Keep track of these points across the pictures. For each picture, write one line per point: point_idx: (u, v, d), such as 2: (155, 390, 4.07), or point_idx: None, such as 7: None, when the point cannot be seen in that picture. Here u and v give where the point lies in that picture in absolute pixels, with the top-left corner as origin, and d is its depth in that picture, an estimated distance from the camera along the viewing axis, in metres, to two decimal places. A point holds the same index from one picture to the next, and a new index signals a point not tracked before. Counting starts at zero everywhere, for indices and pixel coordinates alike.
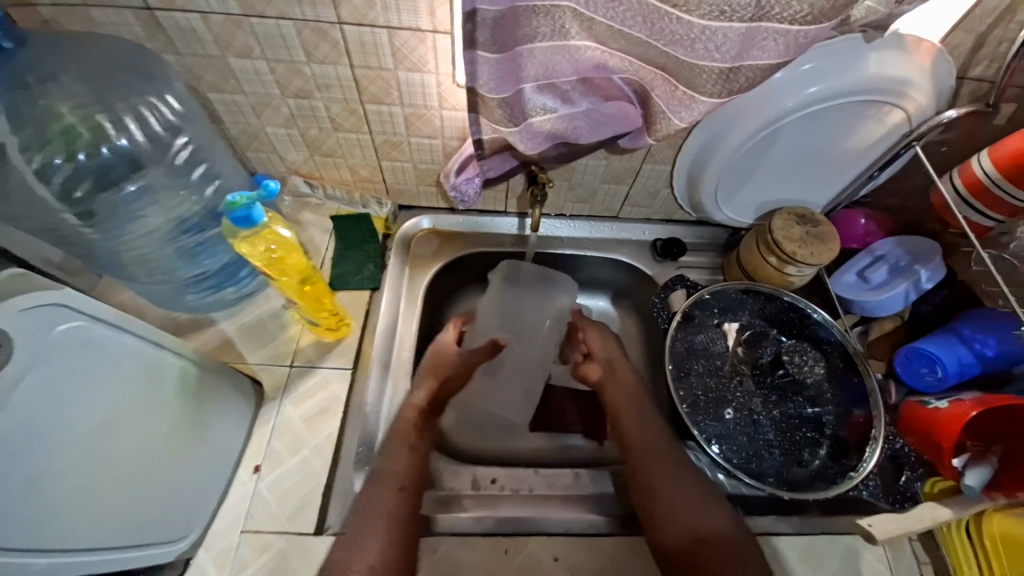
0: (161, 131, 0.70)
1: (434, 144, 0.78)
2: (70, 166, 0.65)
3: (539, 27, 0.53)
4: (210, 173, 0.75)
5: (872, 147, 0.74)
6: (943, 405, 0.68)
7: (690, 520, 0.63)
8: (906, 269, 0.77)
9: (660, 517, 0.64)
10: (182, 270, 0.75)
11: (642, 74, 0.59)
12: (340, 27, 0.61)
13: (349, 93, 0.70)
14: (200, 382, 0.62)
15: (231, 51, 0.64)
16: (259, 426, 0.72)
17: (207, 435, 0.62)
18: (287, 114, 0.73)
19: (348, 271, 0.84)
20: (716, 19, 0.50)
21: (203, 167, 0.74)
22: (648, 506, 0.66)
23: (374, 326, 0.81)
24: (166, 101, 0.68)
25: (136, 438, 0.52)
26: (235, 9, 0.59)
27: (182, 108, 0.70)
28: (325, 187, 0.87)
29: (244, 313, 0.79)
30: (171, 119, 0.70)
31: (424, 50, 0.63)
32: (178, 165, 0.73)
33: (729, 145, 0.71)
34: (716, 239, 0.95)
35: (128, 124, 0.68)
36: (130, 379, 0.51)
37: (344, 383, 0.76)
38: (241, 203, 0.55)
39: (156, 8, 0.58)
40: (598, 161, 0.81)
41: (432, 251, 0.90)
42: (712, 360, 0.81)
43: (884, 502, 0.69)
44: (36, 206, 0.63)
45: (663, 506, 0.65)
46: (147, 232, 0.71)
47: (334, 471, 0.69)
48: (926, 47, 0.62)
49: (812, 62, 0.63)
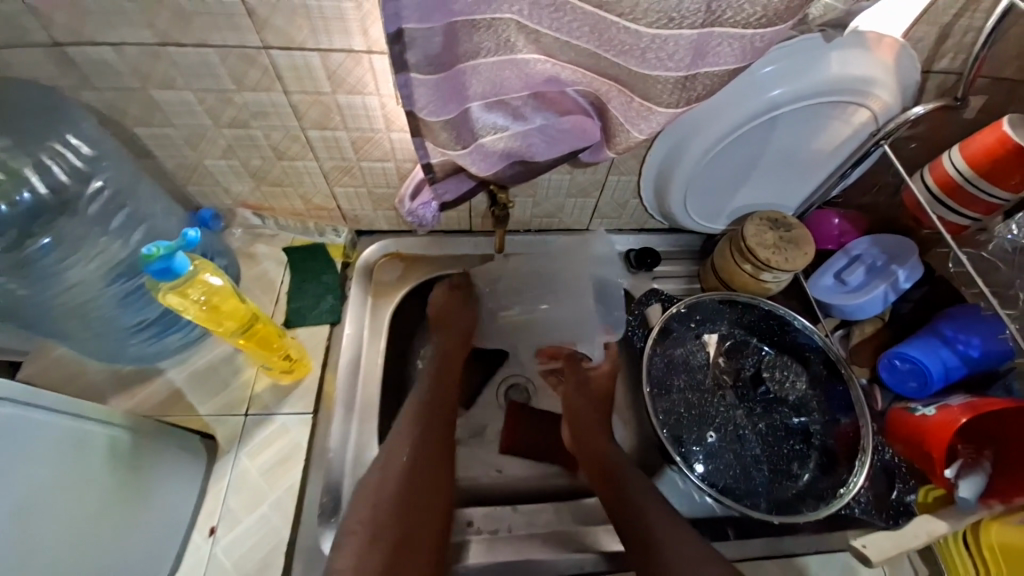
0: (67, 179, 0.64)
1: (387, 167, 0.74)
2: None
3: (481, 42, 0.50)
4: (135, 217, 0.68)
5: (840, 147, 0.71)
6: (931, 411, 0.66)
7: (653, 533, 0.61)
8: (883, 270, 0.75)
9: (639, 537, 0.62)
10: (121, 319, 0.68)
11: (596, 85, 0.55)
12: (267, 52, 0.56)
13: (289, 120, 0.65)
14: (135, 448, 0.56)
15: (152, 83, 0.59)
16: (213, 484, 0.66)
17: (148, 504, 0.57)
18: (225, 145, 0.68)
19: (305, 305, 0.79)
20: (665, 27, 0.47)
21: (124, 214, 0.68)
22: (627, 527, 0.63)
23: (336, 362, 0.76)
24: (72, 145, 0.63)
25: (59, 521, 0.47)
26: (149, 38, 0.54)
27: (93, 151, 0.64)
28: (276, 218, 0.82)
29: (193, 360, 0.73)
30: (79, 164, 0.64)
31: (362, 71, 0.59)
32: (92, 213, 0.66)
33: (694, 152, 0.68)
34: (690, 246, 0.92)
35: (29, 175, 0.62)
36: (48, 458, 0.46)
37: (305, 428, 0.70)
38: (158, 255, 0.52)
39: (63, 43, 0.53)
40: (562, 175, 0.77)
41: (396, 278, 0.85)
42: (693, 374, 0.78)
43: (878, 519, 0.65)
44: None
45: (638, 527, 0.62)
46: (80, 281, 0.65)
47: (296, 527, 0.64)
48: (889, 43, 0.60)
49: (775, 64, 0.59)
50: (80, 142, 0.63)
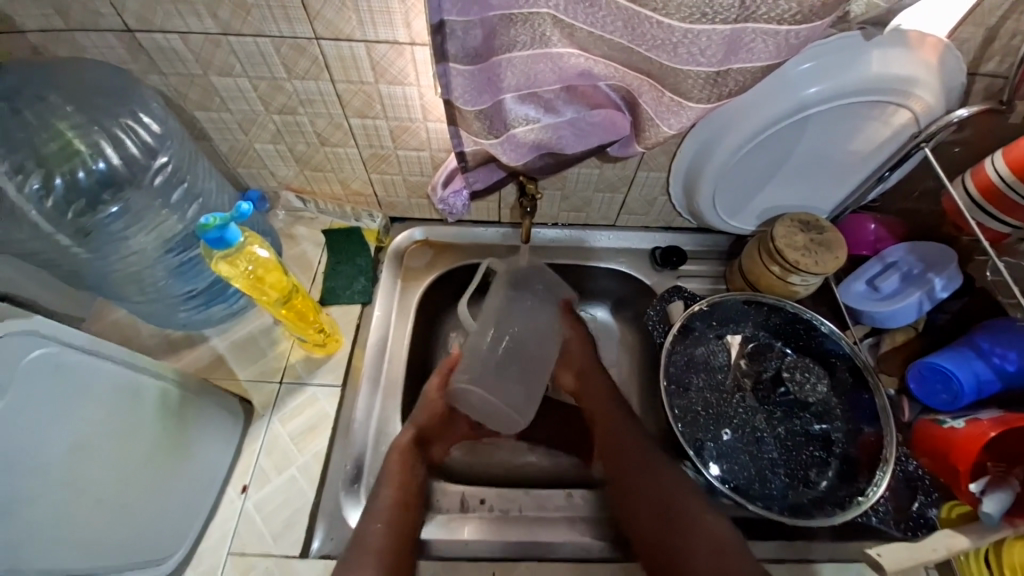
0: (138, 153, 0.70)
1: (422, 156, 0.77)
2: (47, 192, 0.64)
3: (518, 36, 0.52)
4: (191, 192, 0.74)
5: (878, 149, 0.70)
6: (959, 424, 0.64)
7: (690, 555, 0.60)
8: (919, 278, 0.73)
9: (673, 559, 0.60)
10: (173, 287, 0.75)
11: (628, 80, 0.56)
12: (317, 43, 0.60)
13: (333, 108, 0.69)
14: (182, 404, 0.61)
15: (212, 69, 0.64)
16: (247, 445, 0.71)
17: (190, 456, 0.62)
18: (273, 130, 0.73)
19: (339, 284, 0.84)
20: (698, 22, 0.47)
21: (182, 189, 0.73)
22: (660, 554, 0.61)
23: (364, 340, 0.79)
24: (143, 122, 0.68)
25: (114, 461, 0.52)
26: (213, 28, 0.59)
27: (160, 129, 0.69)
28: (316, 202, 0.87)
29: (235, 330, 0.79)
30: (149, 140, 0.69)
31: (404, 62, 0.62)
32: (156, 186, 0.72)
33: (724, 150, 0.68)
34: (718, 246, 0.92)
35: (105, 149, 0.68)
36: (106, 404, 0.51)
37: (333, 400, 0.74)
38: (214, 225, 0.56)
39: (136, 30, 0.59)
40: (591, 170, 0.78)
41: (425, 263, 0.88)
42: (713, 374, 0.78)
43: (895, 530, 0.64)
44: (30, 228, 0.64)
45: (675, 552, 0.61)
46: (138, 250, 0.71)
47: (320, 490, 0.68)
48: (932, 43, 0.59)
49: (810, 61, 0.59)
50: (151, 120, 0.68)
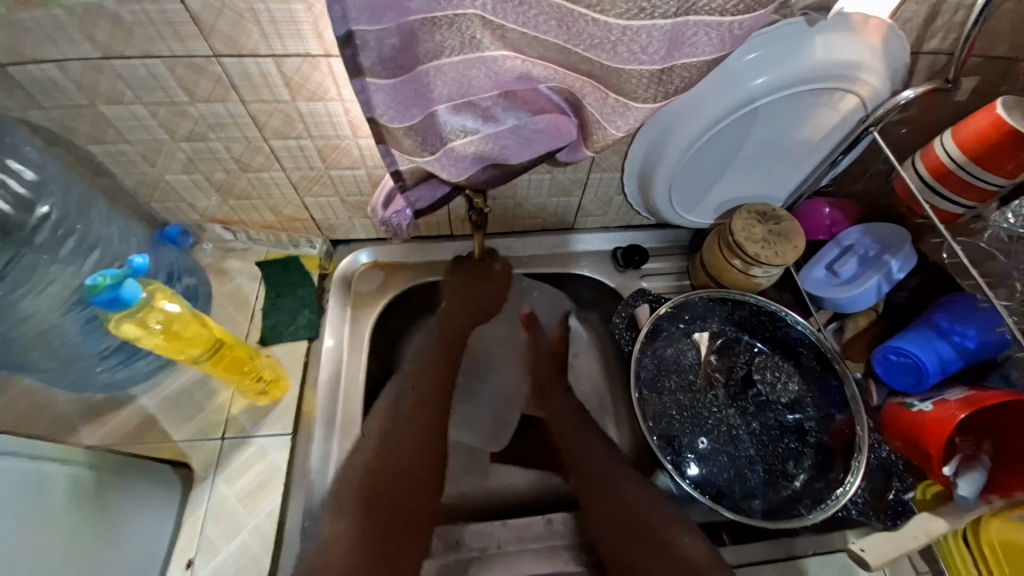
0: (9, 208, 0.61)
1: (358, 175, 0.70)
2: None
3: (444, 41, 0.47)
4: (86, 241, 0.65)
5: (828, 135, 0.69)
6: (927, 407, 0.64)
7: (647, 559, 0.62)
8: (876, 260, 0.73)
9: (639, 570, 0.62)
10: (86, 345, 0.65)
11: (569, 81, 0.52)
12: (217, 60, 0.53)
13: (249, 131, 0.62)
14: (101, 486, 0.54)
15: (99, 98, 0.55)
16: (190, 513, 0.63)
17: (119, 542, 0.55)
18: (184, 159, 0.65)
19: (281, 320, 0.77)
20: (636, 17, 0.44)
21: (74, 239, 0.64)
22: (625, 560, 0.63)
23: (315, 379, 0.73)
24: (13, 169, 0.60)
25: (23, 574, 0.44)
26: (91, 52, 0.50)
27: (36, 176, 0.61)
28: (246, 232, 0.79)
29: (166, 384, 0.71)
30: (22, 190, 0.61)
31: (321, 76, 0.55)
32: (42, 241, 0.63)
33: (677, 146, 0.65)
34: (678, 241, 0.90)
35: None
36: (6, 508, 0.44)
37: (284, 450, 0.68)
38: (104, 285, 0.50)
39: (5, 63, 0.50)
40: (542, 175, 0.74)
41: (376, 287, 0.82)
42: (685, 375, 0.76)
43: (876, 521, 0.64)
44: None
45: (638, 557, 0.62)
46: (34, 313, 0.61)
47: (278, 554, 0.62)
48: (876, 24, 0.57)
49: (757, 51, 0.56)
50: (22, 167, 0.60)
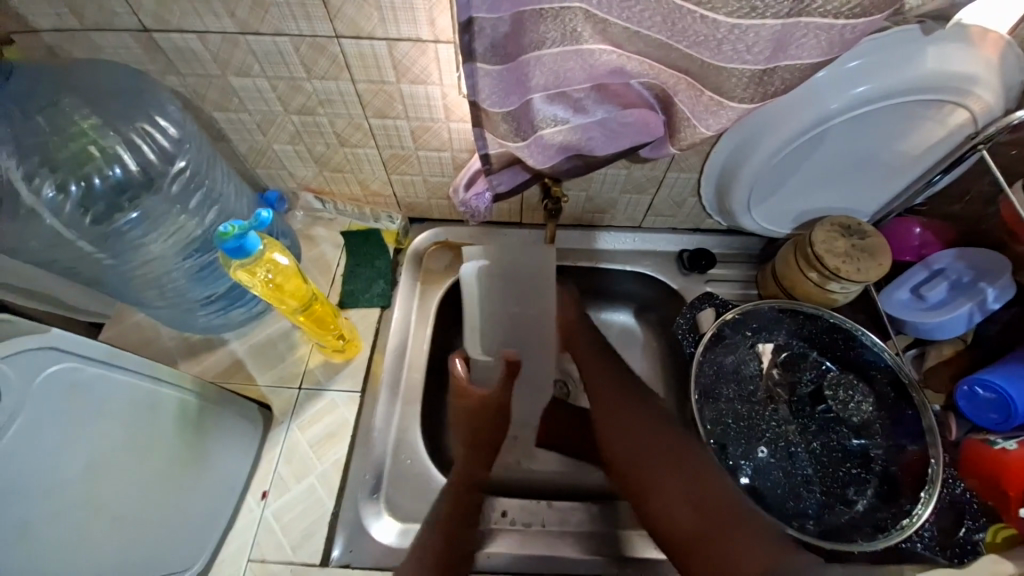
0: (154, 158, 0.68)
1: (443, 157, 0.74)
2: (62, 198, 0.63)
3: (547, 32, 0.48)
4: (210, 197, 0.72)
5: (929, 150, 0.65)
6: (1013, 446, 0.61)
7: (677, 506, 0.61)
8: (969, 287, 0.69)
9: (657, 518, 0.62)
10: (193, 292, 0.74)
11: (663, 77, 0.53)
12: (337, 41, 0.58)
13: (353, 108, 0.67)
14: (201, 413, 0.60)
15: (230, 69, 0.62)
16: (267, 450, 0.70)
17: (208, 465, 0.61)
18: (292, 130, 0.71)
19: (358, 288, 0.82)
20: (746, 16, 0.44)
21: (201, 194, 0.72)
22: (643, 507, 0.64)
23: (384, 345, 0.78)
24: (160, 127, 0.67)
25: (133, 478, 0.51)
26: (230, 27, 0.57)
27: (178, 133, 0.67)
28: (335, 203, 0.85)
29: (254, 333, 0.78)
30: (166, 145, 0.68)
31: (426, 61, 0.59)
32: (174, 193, 0.70)
33: (763, 153, 0.64)
34: (749, 249, 0.88)
35: (121, 153, 0.67)
36: (124, 419, 0.50)
37: (351, 407, 0.73)
38: (233, 233, 0.55)
39: (153, 29, 0.57)
40: (619, 171, 0.75)
41: (445, 265, 0.86)
42: (744, 385, 0.75)
43: (941, 557, 0.61)
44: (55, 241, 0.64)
45: (657, 504, 0.63)
46: (156, 256, 0.70)
47: (340, 499, 0.67)
48: (994, 38, 0.54)
49: (860, 58, 0.55)
50: (167, 124, 0.67)
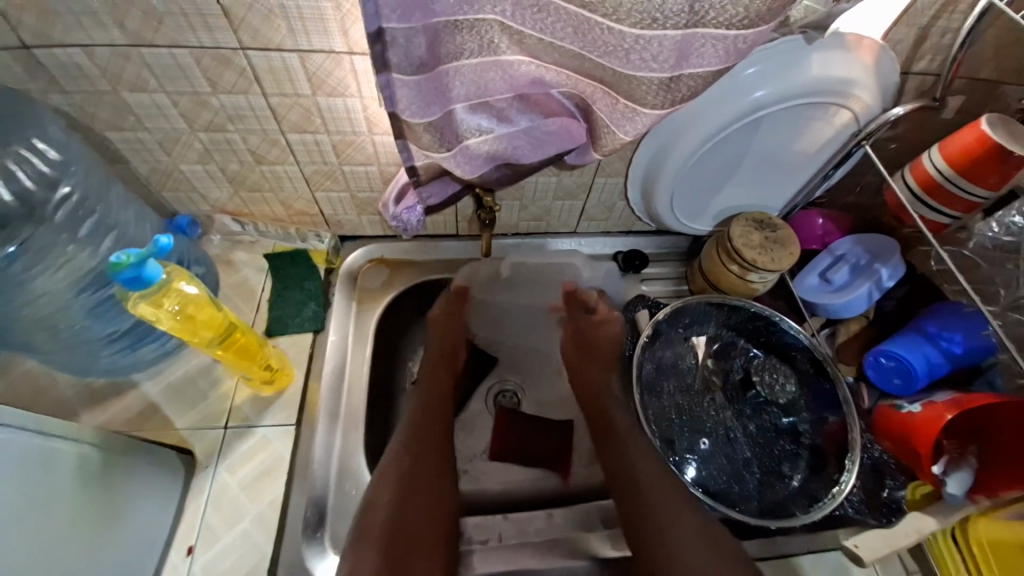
0: (32, 185, 0.62)
1: (370, 170, 0.72)
2: None
3: (464, 44, 0.49)
4: (104, 224, 0.65)
5: (822, 147, 0.72)
6: (916, 408, 0.66)
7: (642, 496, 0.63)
8: (867, 268, 0.76)
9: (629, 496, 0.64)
10: (93, 330, 0.66)
11: (581, 87, 0.54)
12: (243, 53, 0.54)
13: (268, 123, 0.63)
14: (106, 467, 0.53)
15: (123, 85, 0.57)
16: (190, 500, 0.63)
17: (121, 521, 0.54)
18: (201, 149, 0.66)
19: (286, 313, 0.77)
20: (648, 27, 0.46)
21: (92, 221, 0.64)
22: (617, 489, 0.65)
23: (319, 371, 0.74)
24: (43, 148, 0.60)
25: (25, 552, 0.44)
26: (119, 39, 0.52)
27: (61, 157, 0.61)
28: (256, 224, 0.80)
29: (170, 372, 0.71)
30: (46, 170, 0.61)
31: (343, 73, 0.57)
32: (59, 221, 0.63)
33: (679, 155, 0.68)
34: (677, 247, 0.92)
35: None
36: (11, 483, 0.43)
37: (287, 441, 0.68)
38: (127, 263, 0.49)
39: (34, 46, 0.52)
40: (548, 178, 0.76)
41: (381, 283, 0.84)
42: (682, 378, 0.78)
43: (871, 518, 0.66)
44: None
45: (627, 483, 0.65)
46: (47, 292, 0.62)
47: (280, 542, 0.62)
48: (869, 45, 0.60)
49: (757, 65, 0.59)
50: (46, 146, 0.60)
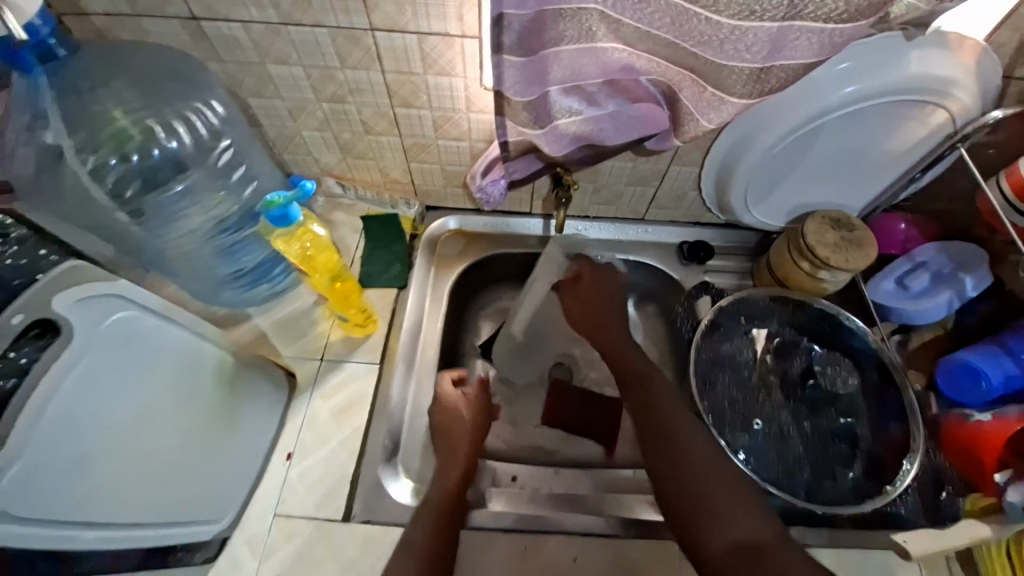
0: (206, 134, 0.72)
1: (461, 146, 0.80)
2: (124, 166, 0.68)
3: (565, 31, 0.53)
4: (248, 174, 0.78)
5: (912, 148, 0.71)
6: (985, 418, 0.66)
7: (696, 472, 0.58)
8: (950, 278, 0.74)
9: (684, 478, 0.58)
10: (220, 269, 0.78)
11: (670, 75, 0.58)
12: (372, 33, 0.62)
13: (381, 98, 0.72)
14: (235, 374, 0.64)
15: (269, 57, 0.66)
16: (290, 417, 0.74)
17: (242, 420, 0.65)
18: (321, 118, 0.76)
19: (376, 269, 0.87)
20: (746, 19, 0.49)
21: (242, 171, 0.77)
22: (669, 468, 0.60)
23: (401, 323, 0.82)
24: (211, 105, 0.71)
25: (176, 424, 0.55)
26: (274, 18, 0.61)
27: (226, 112, 0.72)
28: (355, 188, 0.90)
29: (278, 309, 0.82)
30: (215, 122, 0.72)
31: (453, 54, 0.64)
32: (219, 166, 0.75)
33: (759, 147, 0.70)
34: (745, 242, 0.92)
35: (177, 126, 0.70)
36: (173, 367, 0.54)
37: (371, 378, 0.78)
38: (278, 203, 0.61)
39: (201, 19, 0.60)
40: (624, 163, 0.80)
41: (456, 253, 0.91)
42: (739, 371, 0.79)
43: (923, 519, 0.67)
44: (91, 205, 0.67)
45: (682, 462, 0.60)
46: (189, 231, 0.74)
47: (360, 462, 0.71)
48: (971, 46, 0.59)
49: (849, 61, 0.60)
50: (219, 105, 0.71)
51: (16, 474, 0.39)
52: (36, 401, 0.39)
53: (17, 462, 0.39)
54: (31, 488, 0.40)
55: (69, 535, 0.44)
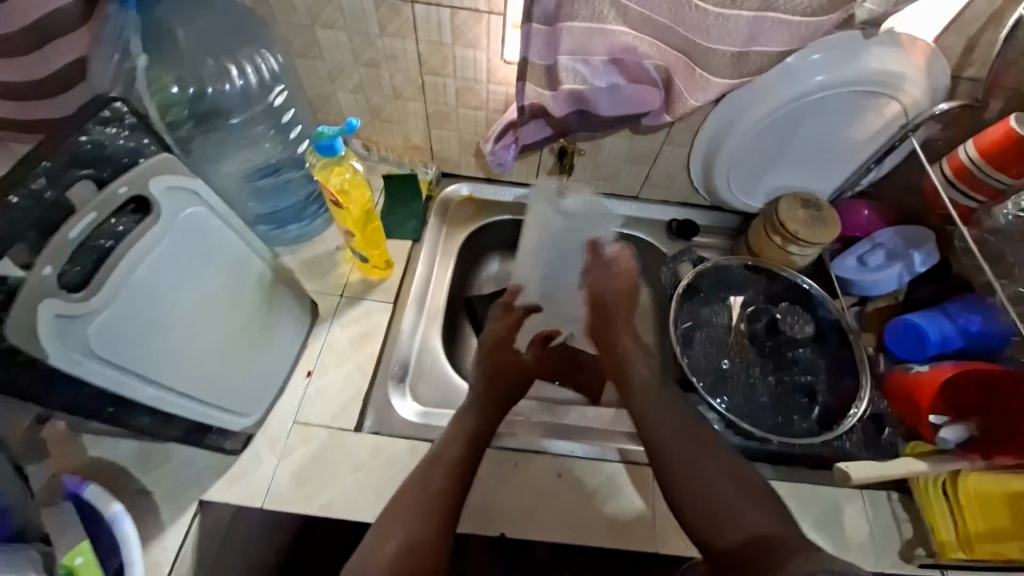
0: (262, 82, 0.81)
1: (479, 116, 0.89)
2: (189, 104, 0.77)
3: (579, 10, 0.64)
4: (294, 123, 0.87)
5: (873, 138, 0.81)
6: (924, 369, 0.75)
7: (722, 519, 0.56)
8: (902, 253, 0.84)
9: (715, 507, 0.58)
10: (254, 208, 0.87)
11: (667, 58, 0.68)
12: (411, 5, 0.72)
13: (412, 65, 0.81)
14: (276, 290, 0.72)
15: (319, 21, 0.76)
16: (311, 342, 0.82)
17: (273, 331, 0.73)
18: (357, 81, 0.85)
19: (393, 223, 0.96)
20: (728, 7, 0.60)
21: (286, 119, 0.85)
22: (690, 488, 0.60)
23: (413, 271, 0.91)
24: (273, 55, 0.80)
25: (226, 318, 0.63)
26: None
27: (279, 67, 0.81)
28: (379, 151, 0.99)
29: (304, 250, 0.91)
30: (275, 68, 0.81)
31: (479, 29, 0.74)
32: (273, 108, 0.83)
33: (742, 128, 0.80)
34: (728, 224, 1.02)
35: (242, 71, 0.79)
36: (227, 267, 0.62)
37: (384, 315, 0.86)
38: (328, 134, 0.71)
39: None
40: (623, 140, 0.89)
41: (468, 216, 1.00)
42: (715, 329, 0.87)
43: (865, 452, 0.75)
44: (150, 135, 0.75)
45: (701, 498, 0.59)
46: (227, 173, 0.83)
47: (372, 383, 0.79)
48: (921, 46, 0.70)
49: (820, 52, 0.71)
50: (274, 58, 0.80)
51: (105, 319, 0.48)
52: (125, 264, 0.48)
53: (106, 309, 0.48)
54: (116, 334, 0.49)
55: (138, 387, 0.53)
